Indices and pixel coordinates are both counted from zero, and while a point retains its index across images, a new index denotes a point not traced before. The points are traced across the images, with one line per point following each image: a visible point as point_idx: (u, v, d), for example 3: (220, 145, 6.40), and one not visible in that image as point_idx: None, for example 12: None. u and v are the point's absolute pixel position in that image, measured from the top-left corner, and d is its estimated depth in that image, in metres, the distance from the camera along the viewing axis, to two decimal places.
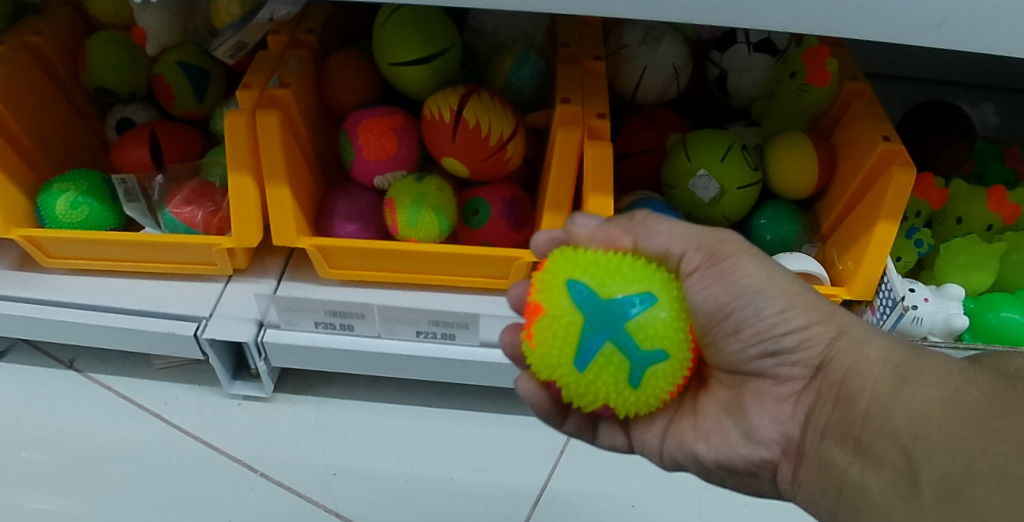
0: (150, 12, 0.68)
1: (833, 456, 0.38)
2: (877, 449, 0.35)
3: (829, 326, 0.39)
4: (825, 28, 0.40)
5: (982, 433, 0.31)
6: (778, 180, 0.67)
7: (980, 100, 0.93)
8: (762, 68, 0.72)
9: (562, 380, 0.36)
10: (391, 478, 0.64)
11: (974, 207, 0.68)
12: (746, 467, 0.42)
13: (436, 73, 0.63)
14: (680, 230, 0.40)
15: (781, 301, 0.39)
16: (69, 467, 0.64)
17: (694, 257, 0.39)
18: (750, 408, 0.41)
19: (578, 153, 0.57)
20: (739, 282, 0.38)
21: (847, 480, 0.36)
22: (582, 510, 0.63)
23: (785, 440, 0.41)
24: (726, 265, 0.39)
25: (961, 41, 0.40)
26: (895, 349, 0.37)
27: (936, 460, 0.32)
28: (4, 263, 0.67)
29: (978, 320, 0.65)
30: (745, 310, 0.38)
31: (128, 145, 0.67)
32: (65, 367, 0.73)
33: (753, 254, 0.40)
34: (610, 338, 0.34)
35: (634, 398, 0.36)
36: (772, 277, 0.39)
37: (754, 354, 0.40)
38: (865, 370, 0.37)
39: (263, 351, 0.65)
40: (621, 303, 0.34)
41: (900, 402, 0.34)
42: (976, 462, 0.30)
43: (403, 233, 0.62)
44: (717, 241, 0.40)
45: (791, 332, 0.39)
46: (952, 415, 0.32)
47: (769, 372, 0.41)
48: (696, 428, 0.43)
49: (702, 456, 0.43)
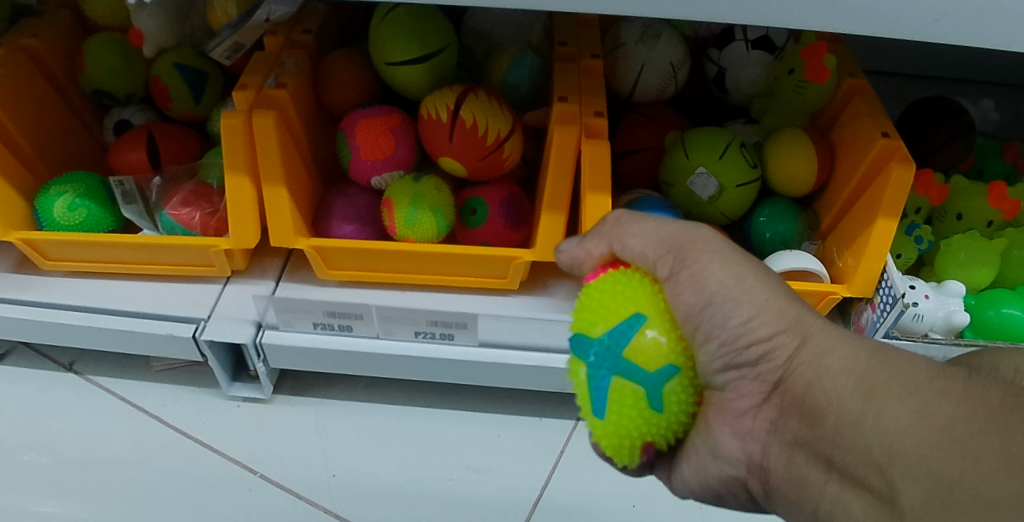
0: (146, 13, 0.67)
1: (806, 475, 0.34)
2: (852, 471, 0.31)
3: (795, 334, 0.35)
4: (822, 23, 0.40)
5: (970, 452, 0.28)
6: (776, 177, 0.67)
7: (980, 97, 0.93)
8: (760, 65, 0.72)
9: (602, 440, 0.36)
10: (392, 479, 0.64)
11: (974, 203, 0.68)
12: (715, 486, 0.39)
13: (433, 73, 0.63)
14: (652, 230, 0.39)
15: (745, 307, 0.35)
16: (69, 469, 0.64)
17: (666, 261, 0.38)
18: (714, 425, 0.37)
19: (576, 151, 0.57)
20: (710, 286, 0.36)
21: (823, 503, 0.33)
22: (583, 510, 0.63)
23: (750, 457, 0.38)
24: (693, 267, 0.36)
25: (960, 35, 0.40)
26: (859, 357, 0.33)
27: (915, 483, 0.29)
28: (3, 266, 0.67)
29: (979, 316, 0.64)
30: (708, 317, 0.35)
31: (126, 147, 0.67)
32: (65, 369, 0.73)
33: (721, 253, 0.37)
34: (617, 373, 0.34)
35: (664, 423, 0.35)
36: (741, 281, 0.36)
37: (719, 367, 0.37)
38: (828, 383, 0.33)
39: (262, 353, 0.65)
40: (616, 336, 0.35)
41: (870, 420, 0.31)
42: (957, 488, 0.27)
43: (400, 233, 0.61)
44: (686, 239, 0.38)
45: (756, 342, 0.35)
46: (929, 436, 0.29)
47: (732, 384, 0.37)
48: (662, 450, 0.39)
49: (674, 477, 0.40)
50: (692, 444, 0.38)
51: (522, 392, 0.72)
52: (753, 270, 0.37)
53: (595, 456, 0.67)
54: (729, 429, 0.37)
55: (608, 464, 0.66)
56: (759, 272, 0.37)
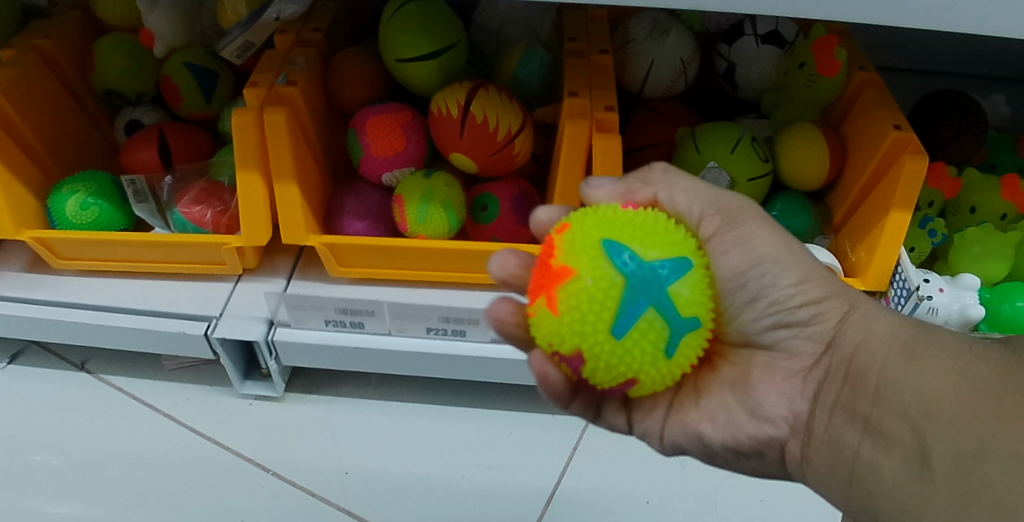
0: (157, 12, 0.68)
1: (842, 435, 0.37)
2: (885, 427, 0.35)
3: (839, 301, 0.39)
4: (836, 13, 0.40)
5: (995, 411, 0.31)
6: (789, 172, 0.67)
7: (991, 91, 0.92)
8: (771, 60, 0.72)
9: (580, 345, 0.33)
10: (404, 476, 0.64)
11: (987, 196, 0.67)
12: (751, 447, 0.41)
13: (443, 69, 0.63)
14: (700, 190, 0.39)
15: (795, 271, 0.38)
16: (82, 468, 0.64)
17: (713, 221, 0.38)
18: (758, 384, 0.40)
19: (587, 146, 0.57)
20: (760, 250, 0.38)
21: (858, 459, 0.36)
22: (596, 510, 0.62)
23: (793, 418, 0.40)
24: (744, 231, 0.38)
25: (976, 24, 0.40)
26: (902, 326, 0.37)
27: (947, 437, 0.32)
28: (16, 266, 0.68)
29: (994, 310, 0.64)
30: (761, 279, 0.38)
31: (137, 146, 0.68)
32: (77, 369, 0.73)
33: (770, 222, 0.39)
34: (652, 305, 0.32)
35: (664, 370, 0.34)
36: (790, 248, 0.39)
37: (766, 326, 0.39)
38: (873, 346, 0.37)
39: (273, 350, 0.65)
40: (659, 268, 0.33)
41: (909, 379, 0.35)
42: (988, 441, 0.31)
43: (411, 229, 0.61)
44: (735, 205, 0.39)
45: (805, 305, 0.38)
46: (962, 392, 0.33)
47: (780, 345, 0.40)
48: (699, 408, 0.41)
49: (707, 439, 0.41)
50: (726, 399, 0.41)
51: (534, 389, 0.72)
52: (801, 243, 0.40)
53: (607, 453, 0.66)
54: (773, 389, 0.40)
55: (621, 462, 0.66)
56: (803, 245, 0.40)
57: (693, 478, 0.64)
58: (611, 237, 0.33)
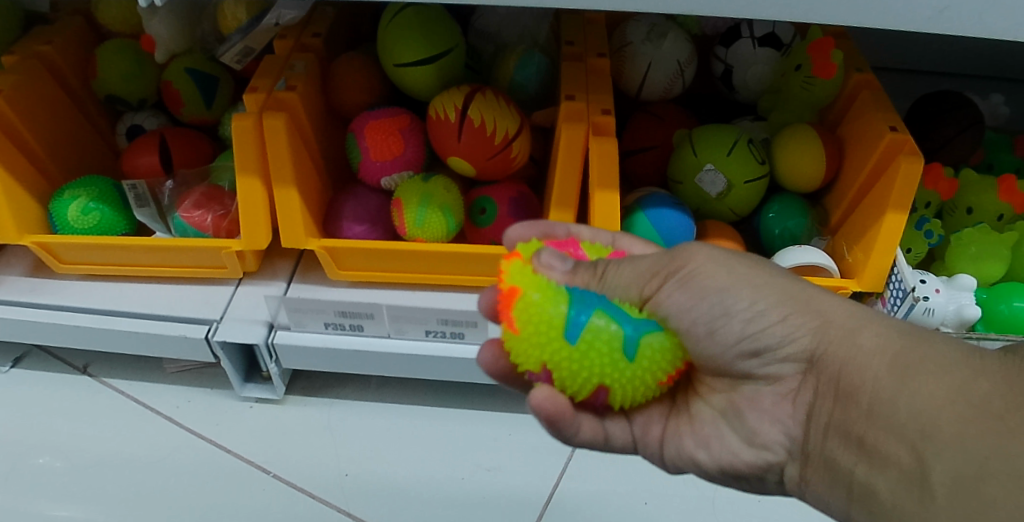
0: (158, 18, 0.68)
1: (837, 456, 0.38)
2: (881, 447, 0.35)
3: (810, 317, 0.38)
4: (830, 17, 0.40)
5: (996, 430, 0.31)
6: (786, 173, 0.67)
7: (989, 91, 0.93)
8: (767, 62, 0.72)
9: (550, 361, 0.36)
10: (405, 477, 0.65)
11: (984, 197, 0.68)
12: (750, 471, 0.42)
13: (441, 73, 0.63)
14: (637, 261, 0.39)
15: (756, 299, 0.38)
16: (85, 470, 0.64)
17: (654, 280, 0.39)
18: (746, 413, 0.41)
19: (584, 149, 0.57)
20: (701, 285, 0.38)
21: (854, 479, 0.37)
22: (594, 510, 0.62)
23: (788, 441, 0.41)
24: (688, 274, 0.38)
25: (971, 27, 0.40)
26: (890, 337, 0.36)
27: (945, 458, 0.32)
28: (18, 271, 0.68)
29: (990, 310, 0.64)
30: (719, 315, 0.38)
31: (138, 151, 0.68)
32: (79, 372, 0.73)
33: (706, 250, 0.39)
34: (598, 313, 0.36)
35: (631, 373, 0.36)
36: (734, 275, 0.38)
37: (739, 357, 0.39)
38: (860, 363, 0.36)
39: (274, 353, 0.65)
40: (595, 291, 0.37)
41: (903, 396, 0.34)
42: (989, 462, 0.30)
43: (410, 233, 0.62)
44: (670, 249, 0.39)
45: (768, 329, 0.38)
46: (960, 410, 0.32)
47: (760, 372, 0.40)
48: (694, 434, 0.43)
49: (704, 463, 0.43)
50: (718, 423, 0.42)
51: None
52: (748, 262, 0.39)
53: (605, 454, 0.67)
54: (764, 416, 0.41)
55: (619, 462, 0.66)
56: (759, 265, 0.40)
57: (690, 478, 0.65)
58: (550, 275, 0.38)
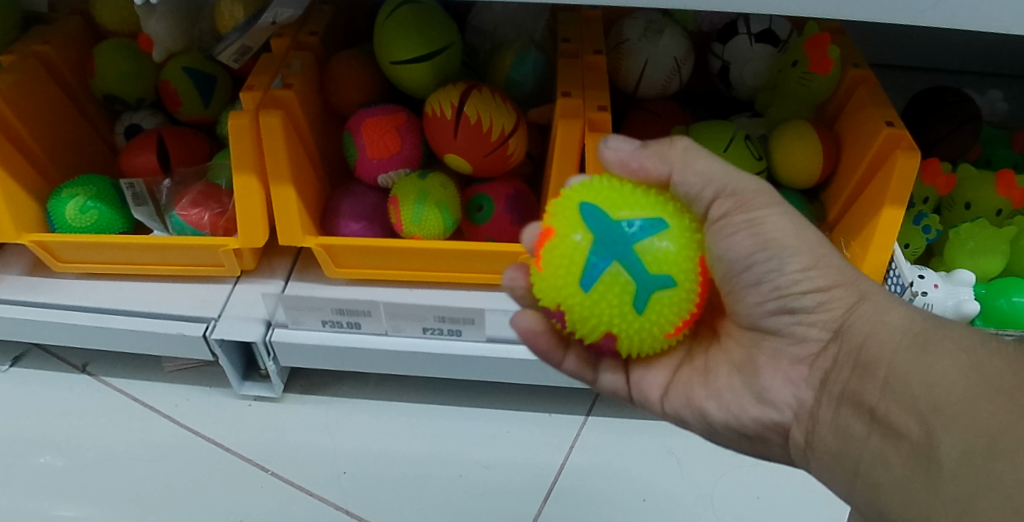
0: (156, 18, 0.68)
1: (850, 425, 0.38)
2: (892, 420, 0.35)
3: (849, 292, 0.39)
4: (824, 10, 0.40)
5: (1008, 407, 0.31)
6: (783, 170, 0.67)
7: (988, 87, 0.92)
8: (765, 58, 0.72)
9: (560, 297, 0.37)
10: (402, 475, 0.65)
11: (982, 192, 0.67)
12: (753, 430, 0.42)
13: (437, 70, 0.63)
14: (717, 170, 0.39)
15: (806, 258, 0.39)
16: (83, 470, 0.65)
17: (725, 203, 0.39)
18: (763, 370, 0.41)
19: (579, 145, 0.57)
20: (768, 234, 0.38)
21: (865, 450, 0.36)
22: (592, 506, 0.62)
23: (796, 405, 0.41)
24: (756, 216, 0.38)
25: (966, 19, 0.40)
26: (914, 319, 0.37)
27: (954, 432, 0.32)
28: (17, 270, 0.68)
29: (989, 305, 0.64)
30: (768, 264, 0.38)
31: (136, 150, 0.68)
32: (78, 371, 0.73)
33: (784, 207, 0.39)
34: (615, 260, 0.35)
35: (637, 326, 0.36)
36: (802, 235, 0.39)
37: (771, 310, 0.40)
38: (882, 336, 0.37)
39: (271, 351, 0.66)
40: (629, 227, 0.35)
41: (919, 370, 0.34)
42: (999, 437, 0.31)
43: (407, 231, 0.62)
44: (751, 188, 0.39)
45: (811, 291, 0.39)
46: (974, 386, 0.33)
47: (784, 331, 0.41)
48: (707, 386, 0.44)
49: (711, 417, 0.44)
50: (734, 383, 0.43)
51: (531, 388, 0.72)
52: (813, 230, 0.40)
53: (603, 450, 0.67)
54: (779, 376, 0.41)
55: (617, 460, 0.66)
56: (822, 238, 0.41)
57: (689, 475, 0.65)
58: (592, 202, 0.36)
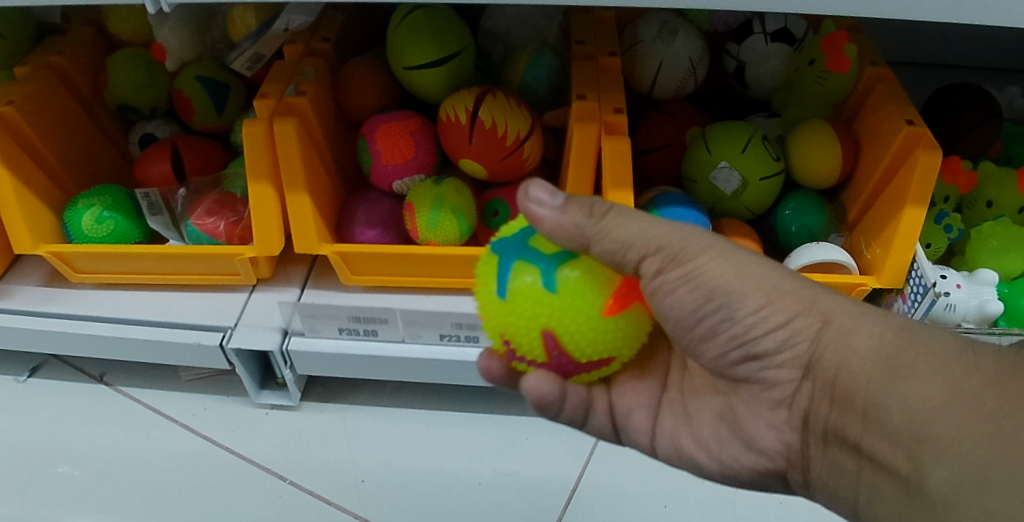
0: (169, 26, 0.68)
1: (843, 460, 0.36)
2: (877, 454, 0.33)
3: (811, 319, 0.36)
4: (849, 9, 0.39)
5: (993, 435, 0.29)
6: (801, 170, 0.66)
7: (1006, 83, 0.91)
8: (780, 57, 0.71)
9: (507, 330, 0.37)
10: (421, 482, 0.64)
11: (1005, 190, 0.67)
12: (751, 476, 0.42)
13: (451, 75, 0.63)
14: (639, 230, 0.35)
15: (757, 298, 0.36)
16: (103, 479, 0.64)
17: (654, 260, 0.36)
18: (744, 420, 0.41)
19: (596, 148, 0.57)
20: (710, 284, 0.36)
21: (862, 483, 0.35)
22: (613, 512, 0.62)
23: (787, 448, 0.40)
24: (692, 267, 0.36)
25: (1001, 18, 0.39)
26: (886, 337, 0.34)
27: (942, 467, 0.30)
28: (35, 280, 0.69)
29: (1014, 305, 0.63)
30: (718, 316, 0.37)
31: (150, 159, 0.68)
32: (96, 381, 0.73)
33: (718, 247, 0.36)
34: (519, 258, 0.36)
35: (561, 309, 0.35)
36: (743, 273, 0.36)
37: (735, 359, 0.39)
38: (856, 365, 0.34)
39: (288, 360, 0.65)
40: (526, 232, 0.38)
41: (896, 399, 0.32)
42: (989, 469, 0.29)
43: (423, 236, 0.61)
44: (678, 240, 0.36)
45: (770, 331, 0.36)
46: (953, 412, 0.30)
47: (755, 377, 0.39)
48: (695, 437, 0.43)
49: (706, 467, 0.44)
50: (726, 431, 0.42)
51: None
52: (752, 257, 0.37)
53: (624, 454, 0.66)
54: (761, 422, 0.40)
55: (638, 464, 0.65)
56: (764, 260, 0.37)
57: (711, 481, 0.64)
58: (503, 233, 0.39)
